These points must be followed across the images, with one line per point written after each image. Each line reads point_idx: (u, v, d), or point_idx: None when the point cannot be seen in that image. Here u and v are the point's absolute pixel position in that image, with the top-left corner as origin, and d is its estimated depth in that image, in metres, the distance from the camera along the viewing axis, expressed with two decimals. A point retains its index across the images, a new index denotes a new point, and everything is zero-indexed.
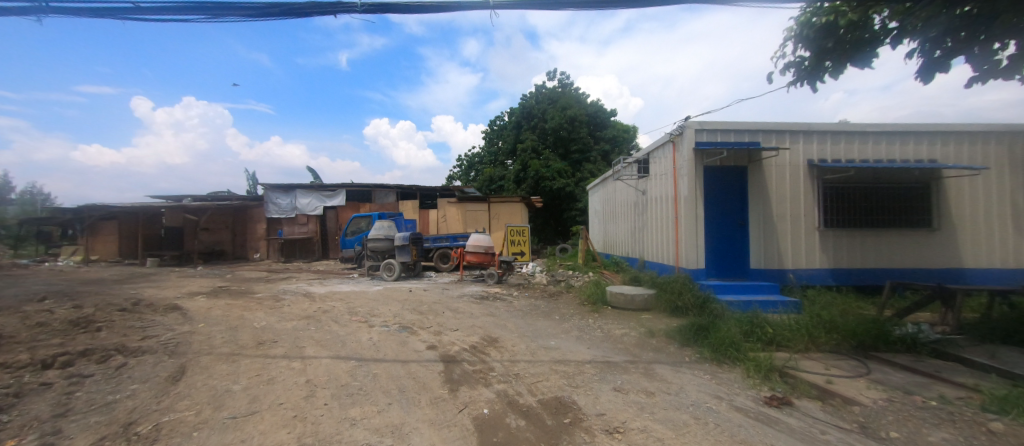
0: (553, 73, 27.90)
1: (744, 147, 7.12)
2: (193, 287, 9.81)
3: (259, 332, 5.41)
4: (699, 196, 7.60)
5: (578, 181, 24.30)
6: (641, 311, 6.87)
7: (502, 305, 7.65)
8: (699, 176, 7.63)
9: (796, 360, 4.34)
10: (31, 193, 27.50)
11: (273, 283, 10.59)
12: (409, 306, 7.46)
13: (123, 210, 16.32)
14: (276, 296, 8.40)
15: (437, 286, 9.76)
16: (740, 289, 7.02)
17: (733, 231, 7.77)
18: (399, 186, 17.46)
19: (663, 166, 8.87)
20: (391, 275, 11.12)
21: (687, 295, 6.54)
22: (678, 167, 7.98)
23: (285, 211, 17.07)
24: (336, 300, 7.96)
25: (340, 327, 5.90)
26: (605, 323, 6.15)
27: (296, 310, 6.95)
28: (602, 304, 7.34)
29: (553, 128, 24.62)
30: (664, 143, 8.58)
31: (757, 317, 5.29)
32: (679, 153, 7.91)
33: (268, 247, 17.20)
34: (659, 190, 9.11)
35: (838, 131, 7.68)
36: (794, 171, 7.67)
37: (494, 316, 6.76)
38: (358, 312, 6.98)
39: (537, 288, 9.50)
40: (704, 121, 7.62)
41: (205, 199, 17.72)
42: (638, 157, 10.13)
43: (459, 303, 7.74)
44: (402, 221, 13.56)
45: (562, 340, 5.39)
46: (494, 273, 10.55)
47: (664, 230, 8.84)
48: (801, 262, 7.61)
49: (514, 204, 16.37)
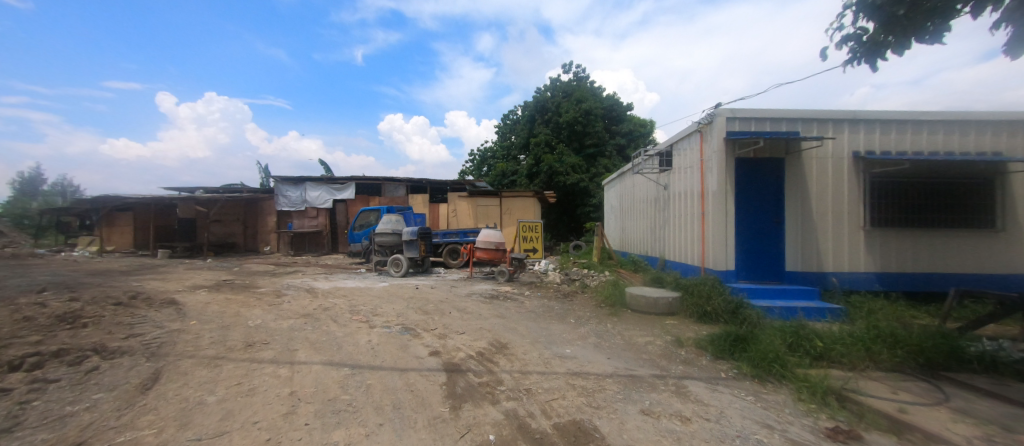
0: (568, 66, 27.19)
1: (782, 137, 6.45)
2: (198, 280, 9.60)
3: (251, 332, 5.02)
4: (729, 190, 6.97)
5: (593, 177, 23.60)
6: (665, 316, 6.28)
7: (513, 306, 7.15)
8: (730, 168, 6.99)
9: (855, 381, 3.74)
10: (59, 185, 28.40)
11: (279, 277, 10.31)
12: (415, 305, 7.03)
13: (136, 202, 16.36)
14: (279, 291, 8.07)
15: (445, 284, 9.34)
16: (776, 294, 6.37)
17: (767, 229, 7.09)
18: (409, 179, 17.06)
19: (688, 159, 8.24)
20: (399, 271, 10.74)
21: (717, 300, 5.93)
22: (706, 158, 7.34)
23: (295, 203, 16.90)
24: (339, 297, 7.58)
25: (338, 328, 5.49)
26: (625, 329, 5.61)
27: (295, 307, 6.57)
28: (622, 307, 6.77)
29: (568, 122, 23.91)
30: (691, 133, 7.96)
31: (801, 326, 4.67)
32: (707, 143, 7.28)
33: (278, 240, 17.08)
34: (683, 184, 8.48)
35: (889, 120, 6.91)
36: (837, 164, 6.96)
37: (504, 318, 6.27)
38: (360, 311, 6.57)
39: (550, 287, 8.99)
40: (736, 109, 6.96)
41: (217, 191, 17.67)
42: (660, 150, 9.50)
43: (468, 303, 7.27)
44: (411, 216, 13.18)
45: (579, 348, 4.87)
46: (504, 271, 10.09)
47: (688, 227, 8.22)
48: (843, 264, 6.92)
49: (526, 199, 15.84)
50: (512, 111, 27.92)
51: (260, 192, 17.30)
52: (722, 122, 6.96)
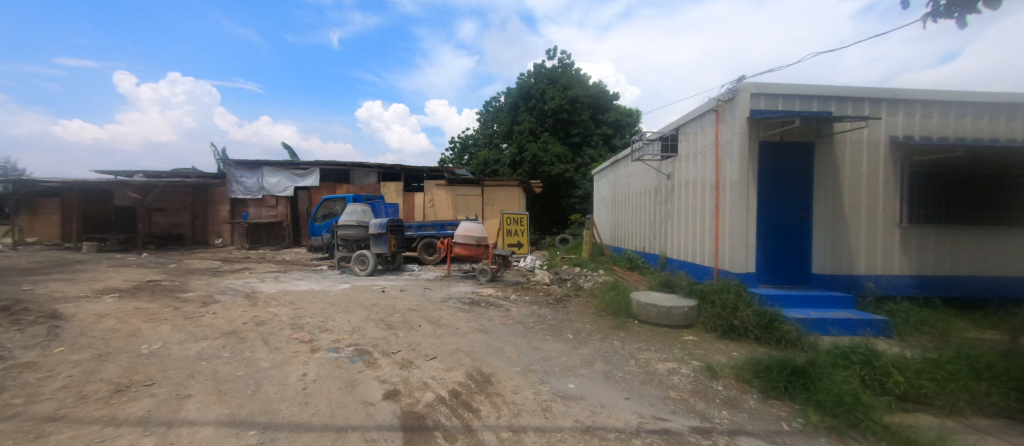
0: (553, 51, 25.94)
1: (819, 116, 5.42)
2: (117, 281, 7.99)
3: (135, 367, 3.62)
4: (751, 180, 5.95)
5: (578, 167, 22.54)
6: (681, 329, 5.20)
7: (497, 316, 5.93)
8: (753, 154, 5.96)
9: (972, 438, 2.68)
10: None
11: (220, 276, 8.77)
12: (377, 316, 5.71)
13: (60, 187, 14.21)
14: (209, 296, 6.59)
15: (418, 285, 8.03)
16: (807, 302, 5.36)
17: (793, 225, 6.07)
18: (381, 165, 15.46)
19: (699, 143, 7.18)
20: (365, 270, 9.36)
21: (745, 312, 4.85)
22: (724, 142, 6.29)
23: (251, 191, 15.11)
24: (284, 305, 6.19)
25: (267, 353, 4.15)
26: (638, 349, 4.49)
27: (219, 321, 5.15)
28: (627, 318, 5.67)
29: (553, 110, 22.69)
30: (704, 113, 6.89)
31: (869, 350, 3.63)
32: (726, 124, 6.24)
33: (232, 232, 15.30)
34: (692, 173, 7.43)
35: (932, 101, 5.99)
36: (873, 150, 6.02)
37: (487, 334, 5.06)
38: (305, 325, 5.22)
39: (538, 289, 7.84)
40: (762, 83, 5.90)
41: (159, 175, 15.61)
42: (664, 134, 8.41)
43: (442, 312, 6.01)
44: (381, 205, 11.75)
45: (586, 381, 3.69)
46: (487, 270, 8.89)
47: (697, 221, 7.20)
48: (877, 266, 6.01)
49: (510, 189, 14.59)
50: (495, 97, 26.47)
51: (210, 178, 15.43)
52: (745, 98, 5.89)
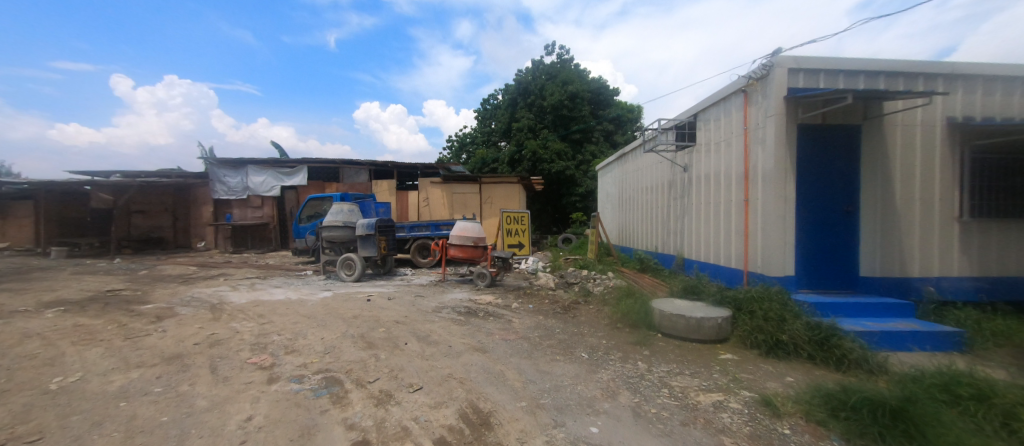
0: (551, 47, 25.19)
1: (873, 92, 4.61)
2: (72, 291, 7.15)
3: (29, 412, 2.79)
4: (789, 169, 5.17)
5: (579, 164, 21.74)
6: (714, 345, 4.41)
7: (498, 329, 5.10)
8: (791, 139, 5.17)
9: None
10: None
11: (191, 284, 7.93)
12: (356, 332, 4.87)
13: (30, 188, 13.33)
14: (168, 309, 5.76)
15: (409, 292, 7.22)
16: (861, 311, 4.54)
17: (837, 221, 5.25)
18: (373, 162, 14.62)
19: (722, 130, 6.38)
20: (352, 275, 8.54)
21: (795, 324, 4.04)
22: (756, 126, 5.50)
23: (235, 191, 14.28)
24: (251, 318, 5.37)
25: (210, 386, 3.32)
26: (670, 373, 3.67)
27: (165, 342, 4.32)
28: (648, 330, 4.88)
29: (553, 106, 21.88)
30: (730, 94, 6.09)
31: (978, 381, 2.80)
32: (758, 106, 5.45)
33: (216, 234, 14.45)
34: (714, 164, 6.64)
35: (995, 76, 5.22)
36: (927, 134, 5.23)
37: (486, 353, 4.25)
38: (269, 345, 4.39)
39: (543, 295, 7.01)
40: (801, 57, 5.10)
41: (137, 175, 14.72)
42: (679, 122, 7.60)
43: (434, 326, 5.18)
44: (371, 204, 10.92)
45: (611, 423, 2.86)
46: (485, 274, 8.11)
47: (721, 218, 6.42)
48: (934, 267, 5.23)
49: (510, 186, 13.78)
50: (492, 94, 25.65)
51: (192, 178, 14.57)
52: (782, 75, 5.09)
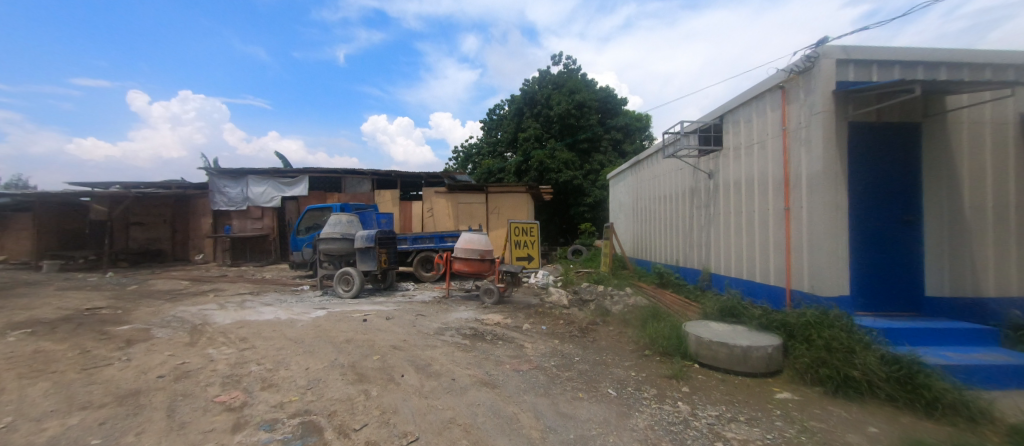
0: (558, 57, 24.88)
1: (942, 84, 4.00)
2: (48, 309, 6.63)
3: None
4: (840, 173, 4.54)
5: (587, 174, 21.19)
6: (765, 379, 3.75)
7: (508, 357, 4.46)
8: (842, 140, 4.56)
9: None
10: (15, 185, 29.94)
11: (177, 301, 7.39)
12: (347, 360, 4.27)
13: (26, 200, 13.02)
14: (143, 332, 5.20)
15: (409, 311, 6.62)
16: (938, 338, 3.83)
17: (897, 232, 4.59)
18: (376, 172, 14.17)
19: (755, 131, 5.76)
20: (350, 291, 7.97)
21: (866, 356, 3.37)
22: (798, 125, 4.90)
23: (235, 202, 13.88)
24: (232, 343, 4.78)
25: (159, 436, 2.72)
26: (722, 419, 3.00)
27: (125, 374, 3.73)
28: (684, 359, 4.22)
29: (560, 115, 21.44)
30: (764, 91, 5.49)
31: None
32: (800, 102, 4.84)
33: (214, 247, 14.01)
34: (745, 169, 6.02)
35: None
36: (999, 133, 4.58)
37: (495, 389, 3.61)
38: (244, 378, 3.79)
39: (556, 315, 6.36)
40: (852, 47, 4.51)
41: (136, 186, 14.38)
42: (703, 125, 7.00)
43: (435, 353, 4.54)
44: (372, 215, 10.40)
45: None
46: (493, 290, 7.49)
47: (756, 229, 5.78)
48: (1012, 286, 4.52)
49: (517, 196, 13.22)
50: (498, 104, 25.32)
51: (191, 188, 14.20)
52: (829, 67, 4.50)
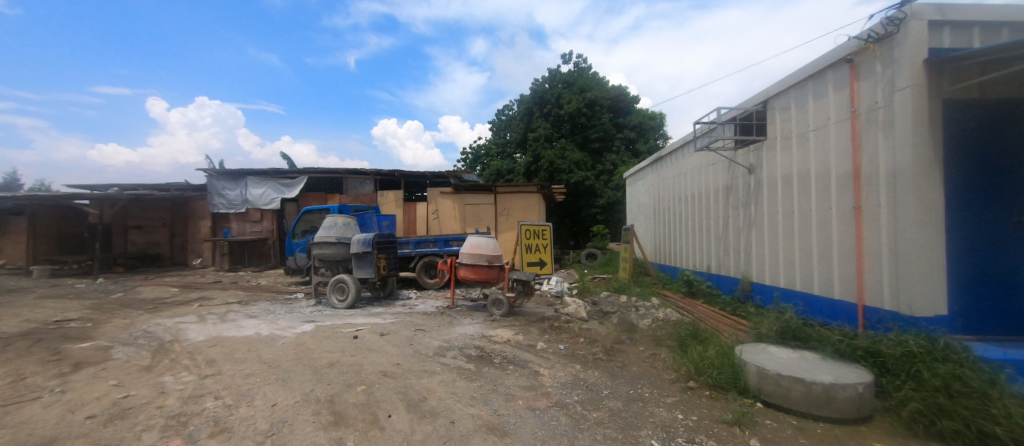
0: (567, 56, 24.07)
1: None
2: (13, 322, 5.99)
3: None
4: (932, 163, 3.65)
5: (599, 174, 20.28)
6: (855, 426, 2.90)
7: (522, 389, 3.66)
8: (935, 121, 3.68)
9: None
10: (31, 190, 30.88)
11: (157, 312, 6.73)
12: (326, 392, 3.51)
13: (21, 203, 12.60)
14: (100, 354, 4.51)
15: (408, 326, 5.86)
16: None
17: (1001, 237, 3.72)
18: (378, 172, 13.50)
19: (810, 117, 4.91)
20: (345, 300, 7.26)
21: (1009, 402, 2.49)
22: (872, 106, 4.05)
23: (234, 204, 13.33)
24: (195, 367, 4.05)
25: None
26: None
27: (45, 415, 3.00)
28: (743, 395, 3.37)
29: (570, 114, 20.63)
30: (826, 68, 4.64)
31: None
32: (877, 77, 3.98)
33: (213, 251, 13.48)
34: (796, 162, 5.16)
35: None
36: None
37: (505, 438, 2.80)
38: (193, 418, 3.05)
39: (575, 330, 5.55)
40: (948, 5, 3.67)
41: (133, 187, 13.90)
42: (743, 112, 6.15)
43: (432, 383, 3.75)
44: (372, 217, 9.71)
45: None
46: (502, 301, 6.71)
47: (812, 232, 4.90)
48: None
49: (527, 197, 12.43)
50: (507, 104, 24.63)
51: (190, 190, 13.69)
52: (920, 30, 3.65)
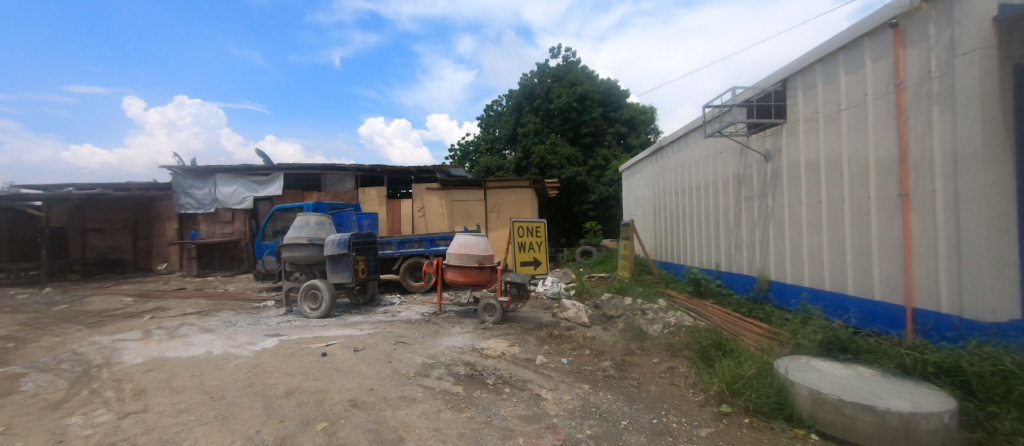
0: (557, 49, 23.43)
1: None
2: None
3: None
4: (1006, 140, 3.06)
5: (591, 169, 19.70)
6: None
7: (522, 420, 2.98)
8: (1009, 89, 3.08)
9: None
10: None
11: (98, 327, 5.86)
12: (274, 433, 2.78)
13: None
14: (3, 385, 3.68)
15: (387, 338, 5.14)
16: None
17: None
18: (359, 168, 12.68)
19: (842, 95, 4.32)
20: (319, 309, 6.49)
21: None
22: (923, 77, 3.47)
23: (202, 203, 12.36)
24: (116, 402, 3.28)
25: None
26: None
27: None
28: (793, 425, 2.75)
29: (560, 108, 20.01)
30: (862, 36, 4.06)
31: None
32: (930, 43, 3.40)
33: (180, 255, 12.50)
34: (823, 146, 4.58)
35: None
36: None
37: None
38: None
39: (577, 338, 4.90)
40: None
41: (91, 187, 12.80)
42: (760, 93, 5.56)
43: (411, 416, 3.04)
44: (351, 216, 8.93)
45: None
46: (494, 306, 6.02)
47: (844, 224, 4.33)
48: None
49: (518, 192, 11.75)
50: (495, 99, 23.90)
51: (154, 189, 12.66)
52: None
